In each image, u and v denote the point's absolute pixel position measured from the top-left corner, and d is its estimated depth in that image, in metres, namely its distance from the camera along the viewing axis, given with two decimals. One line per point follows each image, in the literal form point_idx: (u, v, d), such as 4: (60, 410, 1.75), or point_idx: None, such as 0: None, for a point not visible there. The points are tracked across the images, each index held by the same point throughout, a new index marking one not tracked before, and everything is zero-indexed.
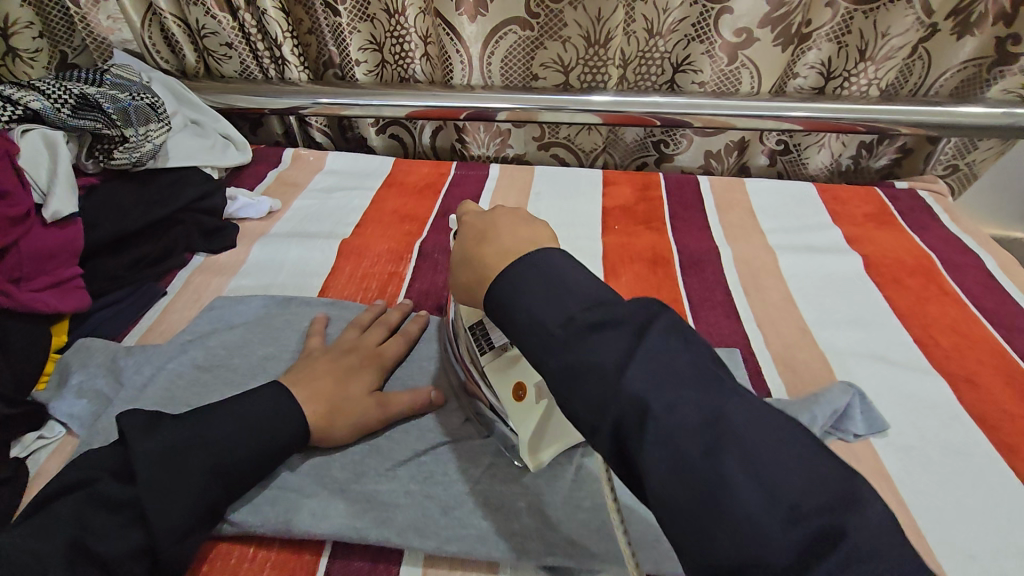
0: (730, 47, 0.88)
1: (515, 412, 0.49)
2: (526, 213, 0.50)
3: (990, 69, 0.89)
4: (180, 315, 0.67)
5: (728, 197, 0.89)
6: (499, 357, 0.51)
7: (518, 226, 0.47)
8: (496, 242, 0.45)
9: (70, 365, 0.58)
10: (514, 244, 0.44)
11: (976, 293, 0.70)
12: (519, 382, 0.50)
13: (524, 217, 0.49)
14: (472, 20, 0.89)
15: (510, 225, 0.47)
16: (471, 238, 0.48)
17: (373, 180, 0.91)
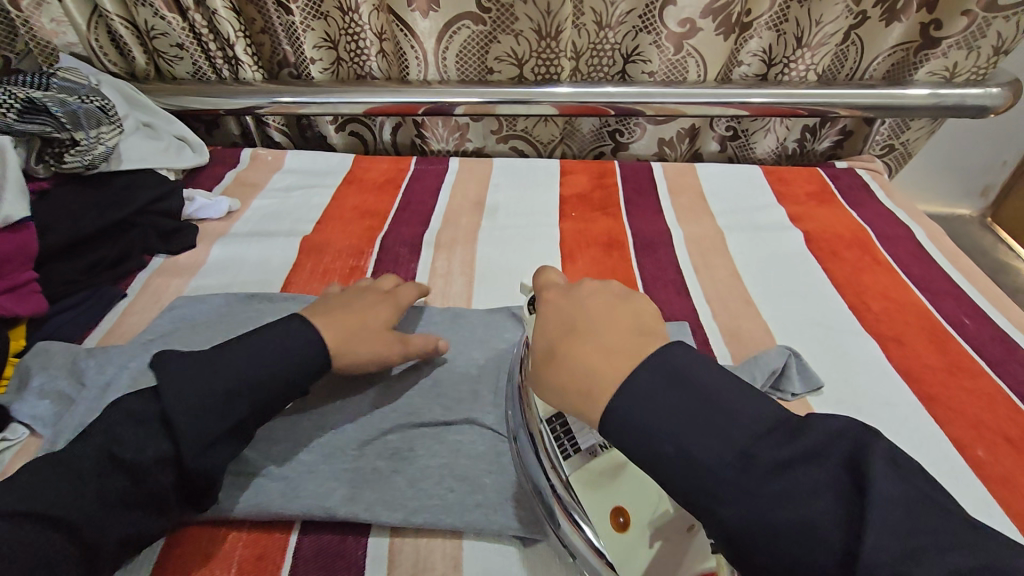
0: (676, 38, 0.91)
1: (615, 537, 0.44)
2: (622, 298, 0.46)
3: (917, 53, 0.95)
4: (141, 316, 0.67)
5: (680, 181, 0.92)
6: (593, 464, 0.47)
7: (615, 310, 0.45)
8: (600, 344, 0.42)
9: (30, 368, 0.58)
10: (625, 346, 0.41)
11: (905, 261, 0.76)
12: (620, 506, 0.45)
13: (624, 306, 0.45)
14: (425, 16, 0.90)
15: (611, 319, 0.44)
16: (567, 336, 0.44)
17: (333, 177, 0.92)
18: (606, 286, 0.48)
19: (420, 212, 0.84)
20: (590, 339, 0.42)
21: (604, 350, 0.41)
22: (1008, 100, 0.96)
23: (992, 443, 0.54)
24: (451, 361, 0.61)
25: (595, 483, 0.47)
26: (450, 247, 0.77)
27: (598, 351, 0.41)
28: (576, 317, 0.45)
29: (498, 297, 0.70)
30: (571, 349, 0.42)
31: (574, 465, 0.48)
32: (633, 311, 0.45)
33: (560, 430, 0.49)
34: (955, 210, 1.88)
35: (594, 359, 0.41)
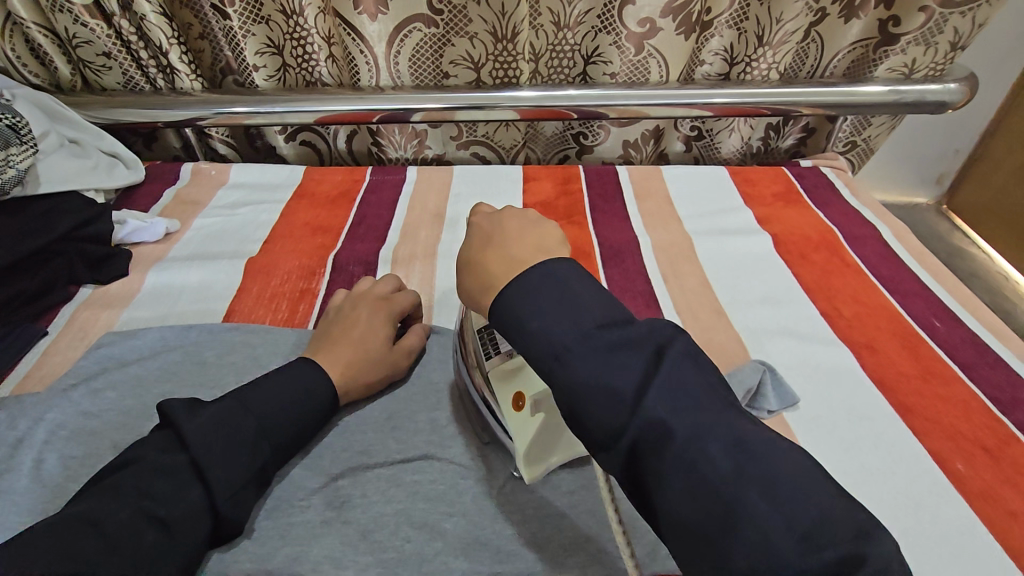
0: (636, 38, 0.89)
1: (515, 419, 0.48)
2: (537, 214, 0.47)
3: (876, 49, 0.94)
4: (64, 356, 0.61)
5: (646, 185, 0.90)
6: (506, 364, 0.50)
7: (529, 232, 0.44)
8: (504, 249, 0.43)
9: None
10: (523, 251, 0.42)
11: (873, 263, 0.75)
12: (519, 392, 0.49)
13: (536, 219, 0.46)
14: (374, 18, 0.85)
15: (521, 229, 0.45)
16: (478, 242, 0.45)
17: (282, 192, 0.86)
18: (525, 212, 0.47)
19: (376, 227, 0.79)
20: (501, 254, 0.42)
21: (513, 265, 0.41)
22: (965, 95, 0.96)
23: (969, 453, 0.52)
24: (409, 392, 0.56)
25: (504, 376, 0.50)
26: (408, 264, 0.73)
27: (504, 264, 0.41)
28: (492, 237, 0.44)
29: (460, 317, 0.66)
30: (485, 262, 0.43)
31: (492, 365, 0.51)
32: (548, 234, 0.45)
33: (486, 337, 0.53)
34: (914, 200, 1.92)
35: (504, 272, 0.41)
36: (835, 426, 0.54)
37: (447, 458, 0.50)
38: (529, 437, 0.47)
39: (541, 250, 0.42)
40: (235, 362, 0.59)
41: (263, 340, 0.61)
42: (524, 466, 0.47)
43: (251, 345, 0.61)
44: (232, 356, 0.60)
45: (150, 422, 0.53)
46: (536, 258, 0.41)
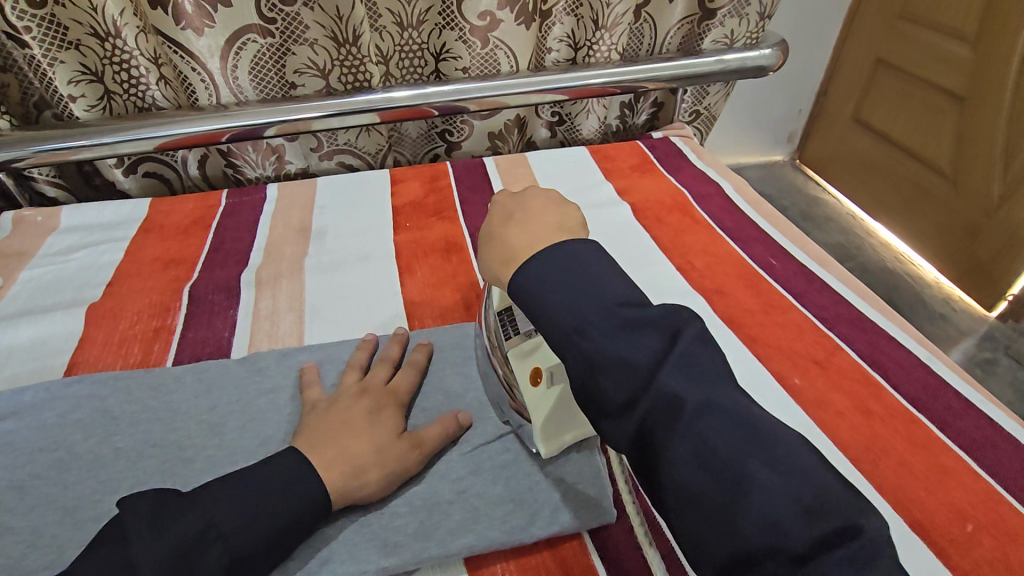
0: (480, 32, 0.90)
1: (531, 397, 0.51)
2: (558, 197, 0.51)
3: (699, 24, 1.03)
4: None
5: (513, 172, 0.92)
6: (523, 343, 0.53)
7: (552, 209, 0.48)
8: (523, 224, 0.47)
9: None
10: (545, 228, 0.46)
11: (720, 216, 0.83)
12: (537, 368, 0.52)
13: (557, 199, 0.50)
14: (201, 33, 0.80)
15: (542, 208, 0.49)
16: (499, 218, 0.49)
17: (125, 228, 0.79)
18: (551, 194, 0.51)
19: (236, 251, 0.76)
20: (517, 222, 0.47)
21: (536, 229, 0.46)
22: (779, 60, 1.08)
23: (805, 368, 0.59)
24: (284, 412, 0.55)
25: (521, 357, 0.53)
26: (274, 283, 0.70)
27: (519, 229, 0.47)
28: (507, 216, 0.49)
29: (333, 329, 0.64)
30: (504, 230, 0.48)
31: (511, 345, 0.53)
32: (571, 212, 0.49)
33: (505, 319, 0.55)
34: (769, 156, 2.13)
35: (527, 234, 0.46)
36: None
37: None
38: (545, 411, 0.50)
39: (563, 229, 0.46)
40: (81, 418, 0.54)
41: (115, 389, 0.56)
42: (540, 441, 0.50)
43: (99, 397, 0.56)
44: (77, 412, 0.54)
45: None
46: (557, 236, 0.45)
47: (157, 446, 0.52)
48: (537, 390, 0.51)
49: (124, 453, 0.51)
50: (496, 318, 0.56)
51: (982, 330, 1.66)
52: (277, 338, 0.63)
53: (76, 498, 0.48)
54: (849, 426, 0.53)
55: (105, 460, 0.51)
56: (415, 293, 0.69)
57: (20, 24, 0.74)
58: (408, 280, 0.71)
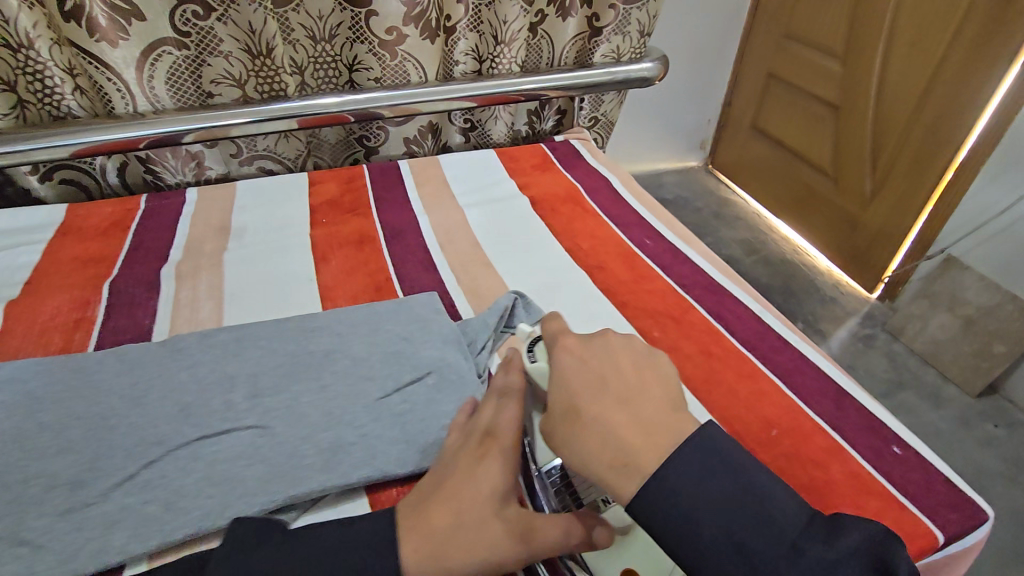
0: (388, 45, 0.99)
1: None
2: (643, 345, 0.48)
3: (590, 40, 1.16)
4: None
5: (424, 173, 1.01)
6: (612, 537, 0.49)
7: (651, 382, 0.44)
8: (629, 405, 0.42)
9: None
10: (652, 412, 0.41)
11: (607, 206, 0.95)
12: (631, 567, 0.47)
13: (646, 358, 0.46)
14: (116, 45, 0.84)
15: (637, 376, 0.44)
16: (598, 385, 0.44)
17: (44, 231, 0.82)
18: (632, 342, 0.47)
19: (156, 249, 0.80)
20: (621, 390, 0.43)
21: (639, 419, 0.41)
22: (661, 72, 1.23)
23: (664, 324, 0.71)
24: (204, 382, 0.60)
25: (607, 550, 0.48)
26: (195, 275, 0.75)
27: (617, 423, 0.41)
28: (611, 365, 0.45)
29: (253, 311, 0.70)
30: (618, 406, 0.42)
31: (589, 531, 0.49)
32: (665, 374, 0.45)
33: (568, 494, 0.51)
34: (681, 162, 2.35)
35: (633, 430, 0.40)
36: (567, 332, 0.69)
37: (236, 417, 0.56)
38: None
39: (674, 409, 0.42)
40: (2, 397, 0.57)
41: (37, 371, 0.60)
42: None
43: (22, 378, 0.59)
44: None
45: None
46: (673, 424, 0.41)
47: (80, 418, 0.55)
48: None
49: (47, 425, 0.54)
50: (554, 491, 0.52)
51: (864, 310, 1.87)
52: (199, 322, 0.68)
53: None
54: (693, 365, 0.65)
55: (27, 433, 0.54)
56: (330, 279, 0.76)
57: None
58: (323, 268, 0.77)
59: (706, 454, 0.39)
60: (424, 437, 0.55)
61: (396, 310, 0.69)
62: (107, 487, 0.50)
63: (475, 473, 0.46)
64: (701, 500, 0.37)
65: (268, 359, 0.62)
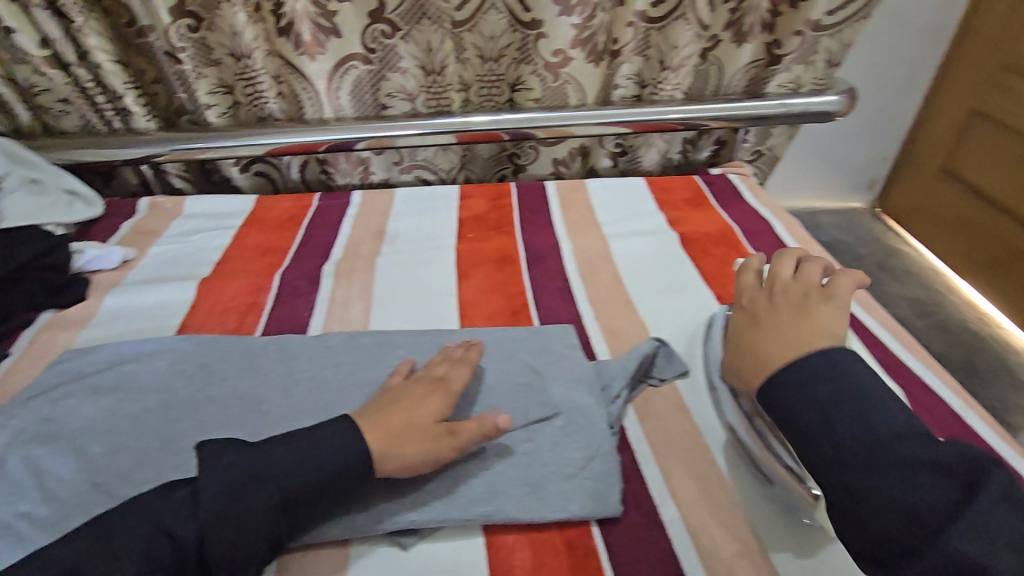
0: (552, 67, 0.98)
1: None
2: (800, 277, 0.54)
3: (765, 69, 1.06)
4: (29, 369, 0.66)
5: (570, 198, 0.99)
6: None
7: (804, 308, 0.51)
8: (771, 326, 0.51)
9: None
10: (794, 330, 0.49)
11: (767, 254, 0.85)
12: None
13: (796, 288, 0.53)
14: (314, 58, 0.93)
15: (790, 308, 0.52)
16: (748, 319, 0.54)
17: (234, 219, 0.93)
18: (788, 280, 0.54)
19: (321, 246, 0.87)
20: (410, 410, 0.52)
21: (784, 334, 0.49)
22: (846, 106, 1.09)
23: None
24: (345, 383, 0.62)
25: None
26: (349, 275, 0.80)
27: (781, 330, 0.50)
28: (413, 391, 0.54)
29: (396, 319, 0.73)
30: (382, 422, 0.50)
31: None
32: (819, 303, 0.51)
33: None
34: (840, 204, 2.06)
35: (816, 329, 0.48)
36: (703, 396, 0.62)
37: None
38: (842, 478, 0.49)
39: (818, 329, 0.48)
40: (185, 368, 0.64)
41: (212, 349, 0.67)
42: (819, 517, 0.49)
43: (202, 353, 0.66)
44: (183, 363, 0.65)
45: (106, 425, 0.58)
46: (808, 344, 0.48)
47: (242, 398, 0.61)
48: None
49: (215, 400, 0.61)
50: None
51: None
52: (347, 323, 0.72)
53: (175, 430, 0.57)
54: None
55: (200, 403, 0.60)
56: (469, 296, 0.77)
57: (180, 44, 0.91)
58: (464, 284, 0.79)
59: (865, 403, 0.43)
60: (547, 486, 0.52)
61: (530, 340, 0.67)
62: None
63: (421, 403, 0.53)
64: (830, 429, 0.43)
65: (404, 370, 0.64)
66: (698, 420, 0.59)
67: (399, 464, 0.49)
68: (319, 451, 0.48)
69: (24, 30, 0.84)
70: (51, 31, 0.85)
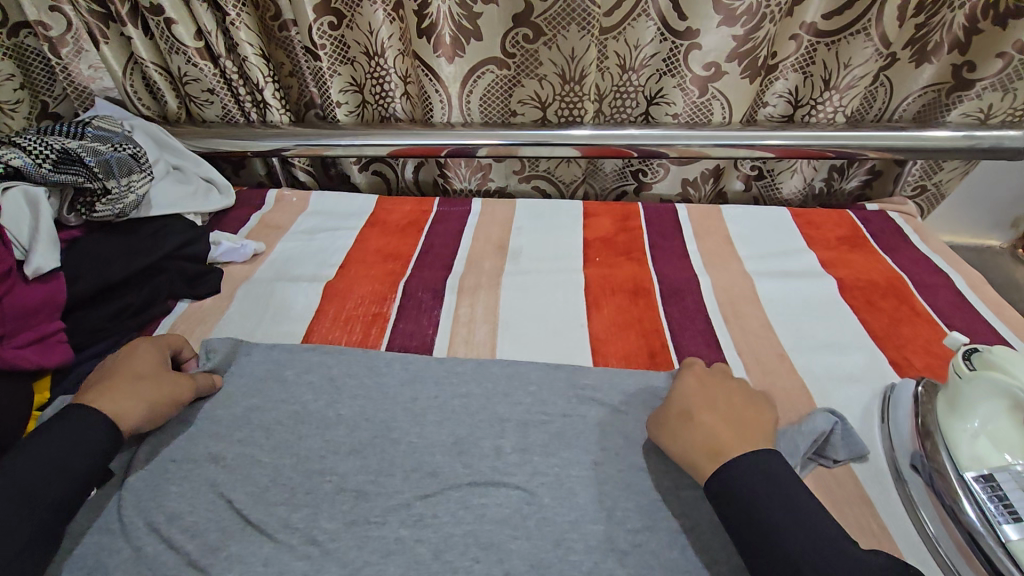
0: (700, 81, 0.90)
1: None
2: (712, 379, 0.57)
3: (949, 95, 0.93)
4: None
5: (705, 225, 0.91)
6: None
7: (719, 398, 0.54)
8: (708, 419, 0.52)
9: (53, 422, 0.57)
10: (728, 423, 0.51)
11: (947, 312, 0.74)
12: None
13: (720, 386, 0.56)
14: (450, 61, 0.90)
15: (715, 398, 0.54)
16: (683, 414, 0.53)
17: (356, 220, 0.92)
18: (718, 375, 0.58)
19: (442, 257, 0.84)
20: (128, 368, 0.57)
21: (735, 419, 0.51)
22: None
23: None
24: (475, 417, 0.59)
25: None
26: (474, 293, 0.77)
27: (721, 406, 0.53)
28: (133, 359, 0.59)
29: (523, 348, 0.68)
30: (158, 382, 0.57)
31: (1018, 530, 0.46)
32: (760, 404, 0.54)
33: (990, 484, 0.49)
34: (982, 239, 1.47)
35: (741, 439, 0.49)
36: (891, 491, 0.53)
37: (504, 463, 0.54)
38: None
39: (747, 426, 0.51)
40: (314, 378, 0.63)
41: (339, 362, 0.65)
42: None
43: (329, 364, 0.65)
44: (309, 373, 0.63)
45: (239, 433, 0.58)
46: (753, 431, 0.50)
47: (371, 420, 0.59)
48: None
49: (344, 419, 0.59)
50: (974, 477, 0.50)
51: None
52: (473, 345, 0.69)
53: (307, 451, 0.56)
54: None
55: (329, 421, 0.58)
56: (601, 329, 0.71)
57: (320, 41, 0.90)
58: (594, 315, 0.73)
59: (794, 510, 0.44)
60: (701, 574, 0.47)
61: None
62: (388, 508, 0.51)
63: (131, 355, 0.59)
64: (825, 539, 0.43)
65: (538, 409, 0.59)
66: (889, 520, 0.51)
67: (128, 420, 0.54)
68: (52, 449, 0.49)
69: (182, 21, 0.85)
70: (205, 21, 0.85)
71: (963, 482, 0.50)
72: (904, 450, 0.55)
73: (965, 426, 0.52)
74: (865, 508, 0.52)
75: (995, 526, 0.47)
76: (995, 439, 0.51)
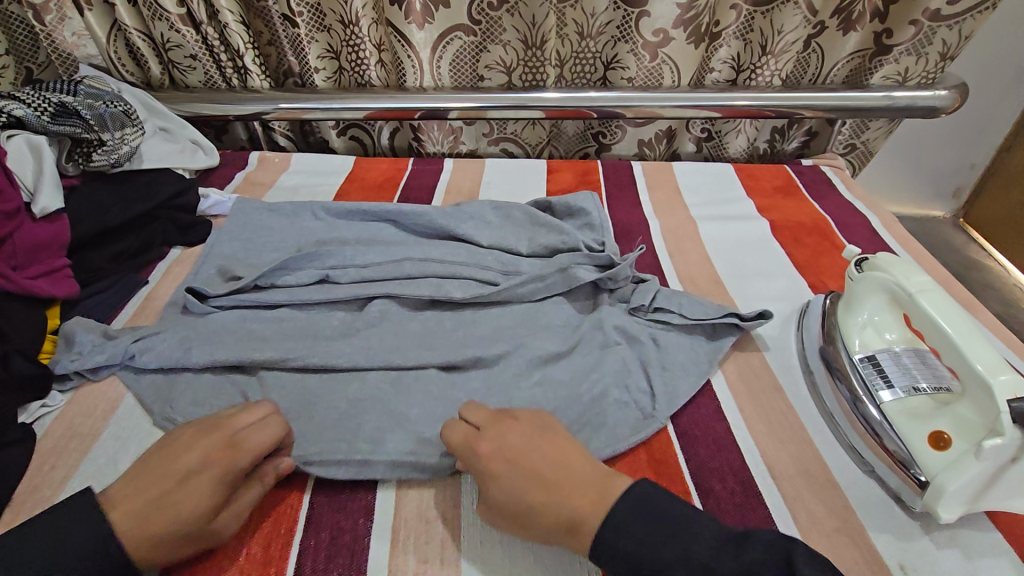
0: (651, 46, 0.99)
1: (942, 460, 0.49)
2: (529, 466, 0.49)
3: (872, 59, 1.03)
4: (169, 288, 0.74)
5: (656, 178, 1.00)
6: (911, 401, 0.54)
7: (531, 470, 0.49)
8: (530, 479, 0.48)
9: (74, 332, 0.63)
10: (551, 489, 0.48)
11: (860, 246, 0.84)
12: (940, 432, 0.50)
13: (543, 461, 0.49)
14: (421, 27, 0.97)
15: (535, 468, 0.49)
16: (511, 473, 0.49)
17: (335, 177, 0.99)
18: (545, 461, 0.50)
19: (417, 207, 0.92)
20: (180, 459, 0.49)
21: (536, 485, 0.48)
22: (956, 102, 1.03)
23: None
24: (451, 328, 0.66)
25: (919, 418, 0.52)
26: None
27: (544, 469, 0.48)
28: (188, 446, 0.50)
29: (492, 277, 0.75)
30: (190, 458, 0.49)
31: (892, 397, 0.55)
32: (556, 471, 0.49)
33: (874, 365, 0.58)
34: (929, 211, 1.57)
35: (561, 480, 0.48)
36: (798, 383, 0.63)
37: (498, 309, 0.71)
38: (960, 473, 0.46)
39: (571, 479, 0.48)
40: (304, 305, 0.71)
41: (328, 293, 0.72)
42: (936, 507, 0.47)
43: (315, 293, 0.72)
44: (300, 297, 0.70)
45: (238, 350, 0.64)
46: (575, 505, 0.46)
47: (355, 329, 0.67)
48: (945, 455, 0.49)
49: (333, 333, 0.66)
50: (861, 361, 0.59)
51: None
52: (459, 253, 0.75)
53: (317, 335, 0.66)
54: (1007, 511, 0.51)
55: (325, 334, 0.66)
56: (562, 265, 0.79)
57: (297, 9, 0.95)
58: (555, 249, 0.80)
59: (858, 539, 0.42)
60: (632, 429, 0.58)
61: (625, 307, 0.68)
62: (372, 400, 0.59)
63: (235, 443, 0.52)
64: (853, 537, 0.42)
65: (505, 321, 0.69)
66: (796, 404, 0.61)
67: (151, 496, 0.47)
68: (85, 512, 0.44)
69: None
70: None
71: (850, 361, 0.60)
72: (810, 343, 0.65)
73: (852, 320, 0.62)
74: (778, 393, 0.62)
75: (875, 396, 0.56)
76: (878, 328, 0.61)
